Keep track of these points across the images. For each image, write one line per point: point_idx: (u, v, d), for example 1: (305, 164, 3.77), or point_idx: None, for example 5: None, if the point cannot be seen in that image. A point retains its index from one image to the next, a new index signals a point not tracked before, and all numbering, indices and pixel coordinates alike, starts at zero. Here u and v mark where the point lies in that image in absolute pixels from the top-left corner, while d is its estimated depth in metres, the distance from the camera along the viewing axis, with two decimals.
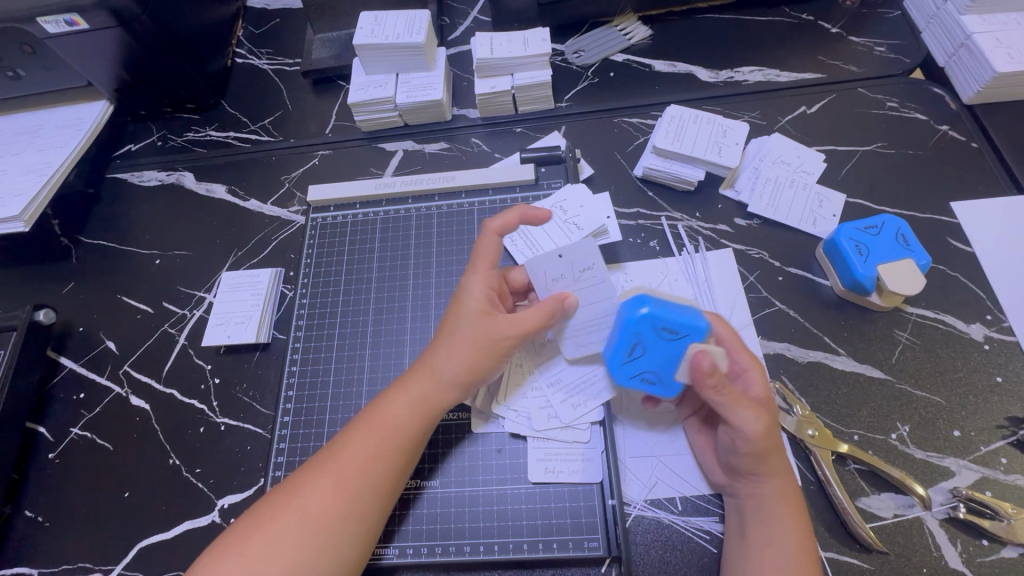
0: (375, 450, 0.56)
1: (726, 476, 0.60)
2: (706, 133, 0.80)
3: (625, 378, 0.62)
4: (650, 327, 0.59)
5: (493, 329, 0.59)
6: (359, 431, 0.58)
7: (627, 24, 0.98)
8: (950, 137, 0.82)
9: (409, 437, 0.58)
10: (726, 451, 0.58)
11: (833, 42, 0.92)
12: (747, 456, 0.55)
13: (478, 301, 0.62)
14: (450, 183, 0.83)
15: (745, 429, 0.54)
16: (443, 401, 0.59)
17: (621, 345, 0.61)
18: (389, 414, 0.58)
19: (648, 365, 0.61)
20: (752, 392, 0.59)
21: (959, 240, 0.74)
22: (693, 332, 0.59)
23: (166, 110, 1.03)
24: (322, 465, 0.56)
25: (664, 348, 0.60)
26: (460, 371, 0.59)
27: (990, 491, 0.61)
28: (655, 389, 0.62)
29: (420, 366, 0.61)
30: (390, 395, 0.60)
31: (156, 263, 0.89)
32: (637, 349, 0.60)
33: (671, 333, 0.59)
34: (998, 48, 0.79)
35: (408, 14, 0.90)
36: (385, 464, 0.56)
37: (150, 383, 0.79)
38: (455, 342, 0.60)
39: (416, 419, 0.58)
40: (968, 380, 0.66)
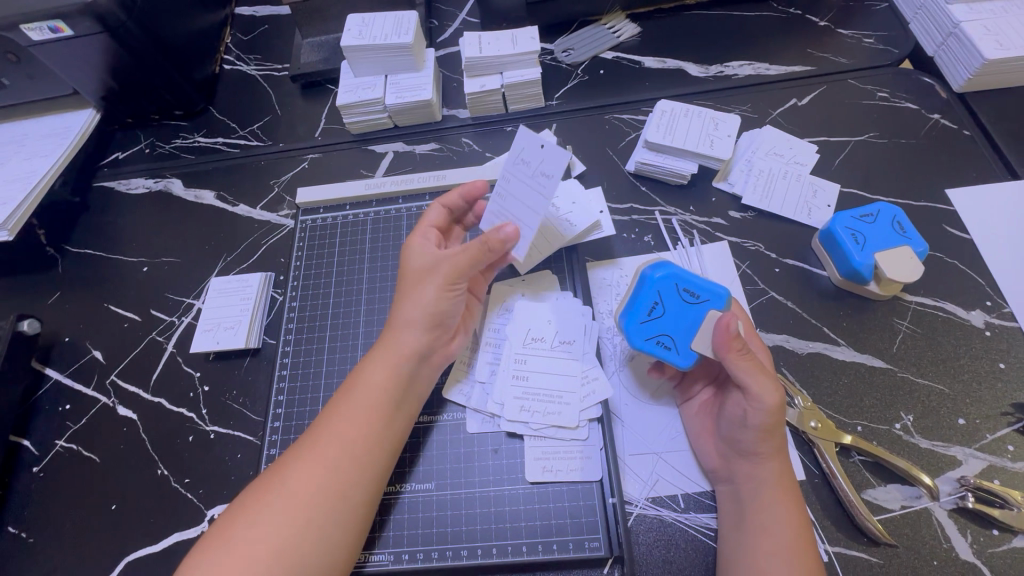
0: (358, 418, 0.57)
1: (723, 459, 0.59)
2: (698, 126, 0.79)
3: (642, 339, 0.61)
4: (672, 287, 0.62)
5: (441, 270, 0.62)
6: (340, 404, 0.59)
7: (616, 22, 0.98)
8: (941, 126, 0.81)
9: (383, 400, 0.58)
10: (733, 428, 0.57)
11: (821, 35, 0.92)
12: (757, 430, 0.55)
13: (426, 251, 0.65)
14: (440, 182, 0.82)
15: (763, 399, 0.54)
16: (411, 356, 0.60)
17: (641, 302, 0.62)
18: (364, 382, 0.59)
19: (667, 328, 0.60)
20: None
21: (955, 227, 0.73)
22: (715, 298, 0.61)
23: (154, 118, 1.02)
24: (307, 441, 0.57)
25: (685, 312, 0.61)
26: (420, 318, 0.61)
27: (998, 479, 0.59)
28: (670, 356, 0.60)
29: (390, 331, 0.62)
30: (366, 366, 0.61)
31: (143, 271, 0.88)
32: (657, 308, 0.61)
33: (692, 297, 0.61)
34: (986, 36, 0.79)
35: (396, 15, 0.89)
36: (365, 430, 0.57)
37: (137, 392, 0.78)
38: (412, 295, 0.62)
39: (389, 381, 0.59)
40: (970, 368, 0.65)
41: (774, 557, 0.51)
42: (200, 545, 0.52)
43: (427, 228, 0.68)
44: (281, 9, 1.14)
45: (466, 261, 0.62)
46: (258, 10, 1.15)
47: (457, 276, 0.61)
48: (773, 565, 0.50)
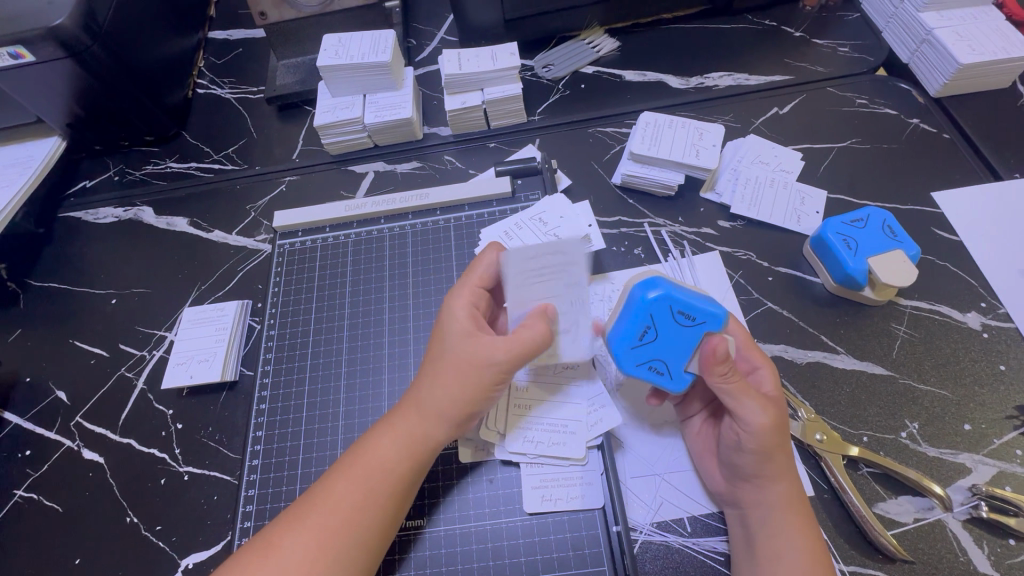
0: (367, 496, 0.52)
1: (728, 484, 0.56)
2: (683, 137, 0.78)
3: (634, 366, 0.57)
4: (666, 309, 0.55)
5: (482, 353, 0.54)
6: (344, 475, 0.53)
7: (595, 37, 0.98)
8: (921, 130, 0.82)
9: (399, 480, 0.53)
10: (729, 451, 0.54)
11: (797, 46, 0.93)
12: (754, 454, 0.52)
13: (469, 319, 0.57)
14: (423, 200, 0.80)
15: (752, 422, 0.51)
16: (434, 438, 0.55)
17: (630, 329, 0.56)
18: (376, 457, 0.54)
19: (660, 352, 0.56)
20: (763, 389, 0.55)
21: (943, 229, 0.73)
22: (714, 319, 0.55)
23: (124, 144, 0.98)
24: (303, 518, 0.51)
25: (680, 336, 0.55)
26: (449, 405, 0.54)
27: (1010, 486, 0.57)
28: (663, 381, 0.57)
29: (409, 402, 0.56)
30: (378, 434, 0.55)
31: (112, 303, 0.83)
32: (649, 333, 0.56)
33: (689, 319, 0.55)
34: (958, 42, 0.81)
35: (373, 33, 0.88)
36: (377, 509, 0.52)
37: (104, 434, 0.72)
38: (443, 373, 0.55)
39: (407, 457, 0.54)
40: (971, 371, 0.63)
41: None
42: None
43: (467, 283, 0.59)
44: (256, 32, 1.12)
45: (519, 344, 0.54)
46: (232, 33, 1.13)
47: (491, 364, 0.54)
48: None
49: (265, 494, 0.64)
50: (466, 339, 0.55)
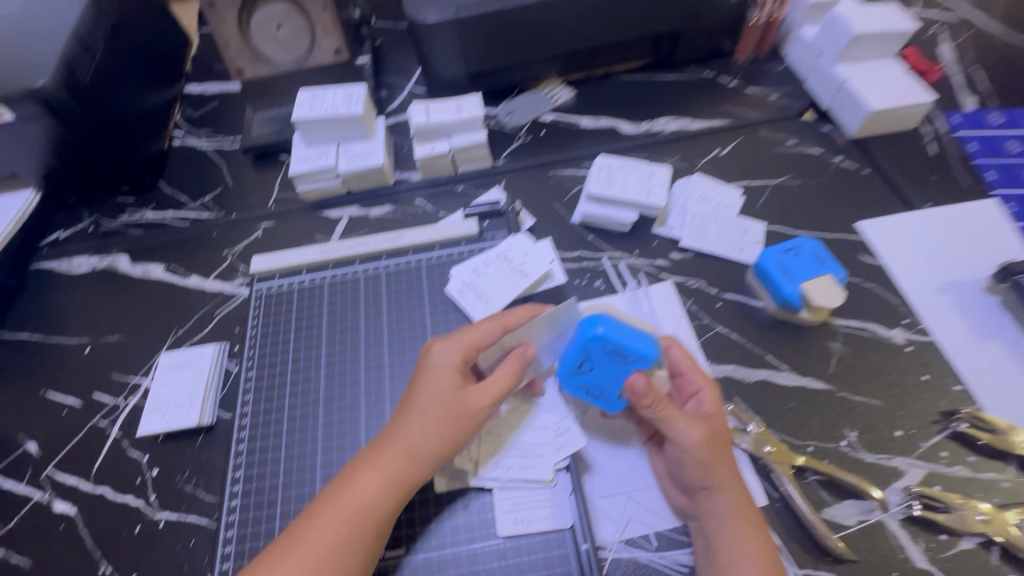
0: (349, 537, 0.54)
1: (685, 496, 0.60)
2: (633, 178, 0.86)
3: (573, 387, 0.64)
4: (601, 347, 0.60)
5: (468, 400, 0.59)
6: (324, 516, 0.55)
7: (552, 87, 1.07)
8: (844, 166, 0.92)
9: (379, 520, 0.56)
10: (677, 467, 0.59)
11: (733, 93, 1.04)
12: (696, 470, 0.57)
13: (452, 366, 0.60)
14: (396, 242, 0.84)
15: (685, 442, 0.57)
16: (416, 479, 0.58)
17: (570, 359, 0.62)
18: (359, 498, 0.56)
19: (596, 379, 0.63)
20: (701, 410, 0.60)
21: (867, 254, 0.81)
22: (642, 359, 0.60)
23: (99, 194, 1.01)
24: (284, 562, 0.52)
25: (614, 370, 0.61)
26: (434, 448, 0.58)
27: (939, 485, 0.63)
28: (597, 401, 0.65)
29: (390, 442, 0.58)
30: (359, 474, 0.57)
31: (85, 352, 0.84)
32: (587, 364, 0.62)
33: (621, 357, 0.60)
34: (868, 90, 0.92)
35: (346, 91, 0.93)
36: (359, 548, 0.54)
37: (77, 484, 0.72)
38: (429, 417, 0.58)
39: (389, 497, 0.56)
40: (899, 381, 0.70)
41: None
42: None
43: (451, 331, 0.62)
44: (231, 86, 1.18)
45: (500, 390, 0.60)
46: (208, 87, 1.18)
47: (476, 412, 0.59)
48: None
49: (245, 535, 0.65)
50: (454, 385, 0.59)
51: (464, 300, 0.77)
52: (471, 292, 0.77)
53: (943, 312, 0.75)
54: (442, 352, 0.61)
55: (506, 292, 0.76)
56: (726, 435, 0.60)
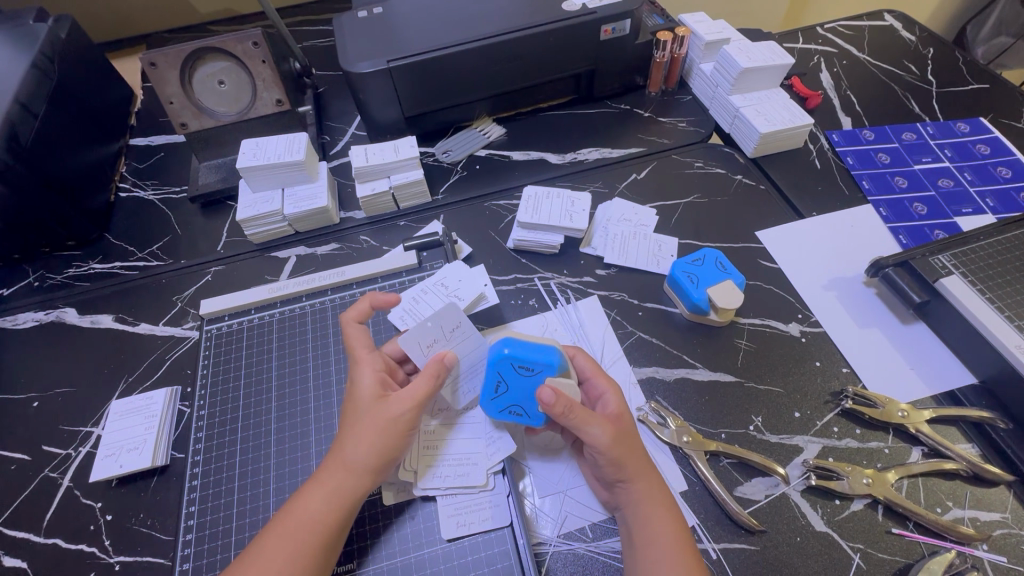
0: (298, 548, 0.58)
1: (608, 491, 0.66)
2: (558, 204, 0.94)
3: (495, 413, 0.68)
4: (509, 365, 0.67)
5: (389, 410, 0.64)
6: (273, 534, 0.59)
7: (484, 125, 1.16)
8: (743, 183, 1.03)
9: (327, 531, 0.60)
10: (597, 466, 0.65)
11: (647, 123, 1.15)
12: (608, 465, 0.63)
13: (374, 386, 0.67)
14: (340, 277, 0.90)
15: (597, 440, 0.62)
16: (357, 488, 0.62)
17: (487, 385, 0.67)
18: (305, 513, 0.60)
19: (514, 399, 0.68)
20: (608, 411, 0.67)
21: (766, 259, 0.92)
22: (549, 367, 0.66)
23: (44, 251, 1.02)
24: None
25: (526, 384, 0.67)
26: (368, 458, 0.62)
27: (833, 457, 0.72)
28: (523, 421, 0.68)
29: (332, 458, 0.64)
30: (306, 492, 0.62)
31: (33, 406, 0.85)
32: (501, 386, 0.67)
33: (528, 370, 0.67)
34: (758, 116, 1.05)
35: (288, 137, 1.00)
36: (307, 562, 0.58)
37: (27, 538, 0.73)
38: (360, 430, 0.64)
39: (331, 511, 0.61)
40: (797, 369, 0.80)
41: (664, 565, 0.58)
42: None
43: (371, 355, 0.70)
44: (177, 137, 1.22)
45: (419, 393, 0.65)
46: (154, 139, 1.22)
47: (398, 417, 0.64)
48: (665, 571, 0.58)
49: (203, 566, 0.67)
50: (376, 399, 0.66)
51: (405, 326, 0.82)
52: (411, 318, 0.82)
53: (831, 305, 0.86)
54: (365, 372, 0.68)
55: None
56: (631, 429, 0.66)
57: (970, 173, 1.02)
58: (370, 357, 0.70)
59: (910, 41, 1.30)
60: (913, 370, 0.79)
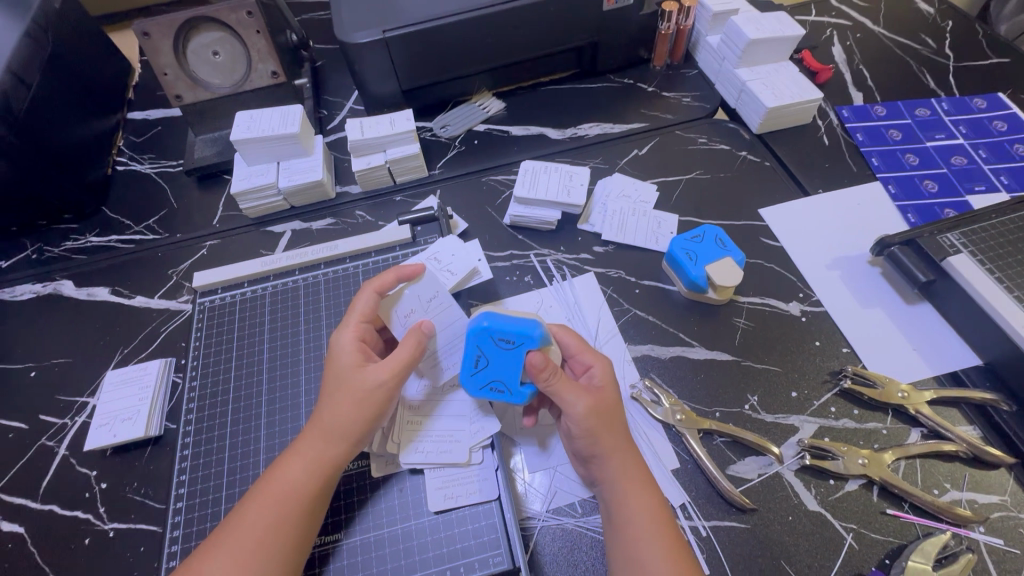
0: (278, 516, 0.58)
1: (587, 468, 0.65)
2: (556, 179, 0.92)
3: (477, 389, 0.67)
4: (488, 338, 0.65)
5: (367, 379, 0.63)
6: (254, 503, 0.59)
7: (484, 100, 1.14)
8: (748, 160, 1.01)
9: (308, 498, 0.60)
10: (571, 438, 0.65)
11: (650, 98, 1.12)
12: (581, 437, 0.62)
13: (353, 353, 0.65)
14: (334, 251, 0.89)
15: (573, 410, 0.62)
16: (337, 455, 0.62)
17: (466, 359, 0.66)
18: (284, 481, 0.60)
19: (495, 374, 0.66)
20: (593, 383, 0.66)
21: (768, 238, 0.90)
22: (529, 340, 0.65)
23: (42, 223, 1.02)
24: (218, 549, 0.56)
25: (507, 358, 0.65)
26: (347, 427, 0.62)
27: (829, 437, 0.70)
28: (506, 398, 0.66)
29: (311, 427, 0.63)
30: (285, 461, 0.62)
31: (30, 375, 0.86)
32: (481, 360, 0.66)
33: (509, 343, 0.65)
34: (765, 90, 1.01)
35: (282, 109, 0.98)
36: (289, 528, 0.58)
37: (24, 504, 0.74)
38: (338, 399, 0.63)
39: (312, 480, 0.60)
40: (796, 349, 0.78)
41: (639, 541, 0.58)
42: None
43: (353, 321, 0.67)
44: (174, 111, 1.21)
45: (400, 362, 0.64)
46: (151, 113, 1.21)
47: (377, 387, 0.63)
48: (639, 548, 0.57)
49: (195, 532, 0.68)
50: (353, 367, 0.64)
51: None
52: None
53: (833, 285, 0.84)
54: (343, 338, 0.67)
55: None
56: (615, 404, 0.65)
57: (985, 150, 0.99)
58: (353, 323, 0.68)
59: (928, 14, 1.25)
60: (916, 351, 0.77)
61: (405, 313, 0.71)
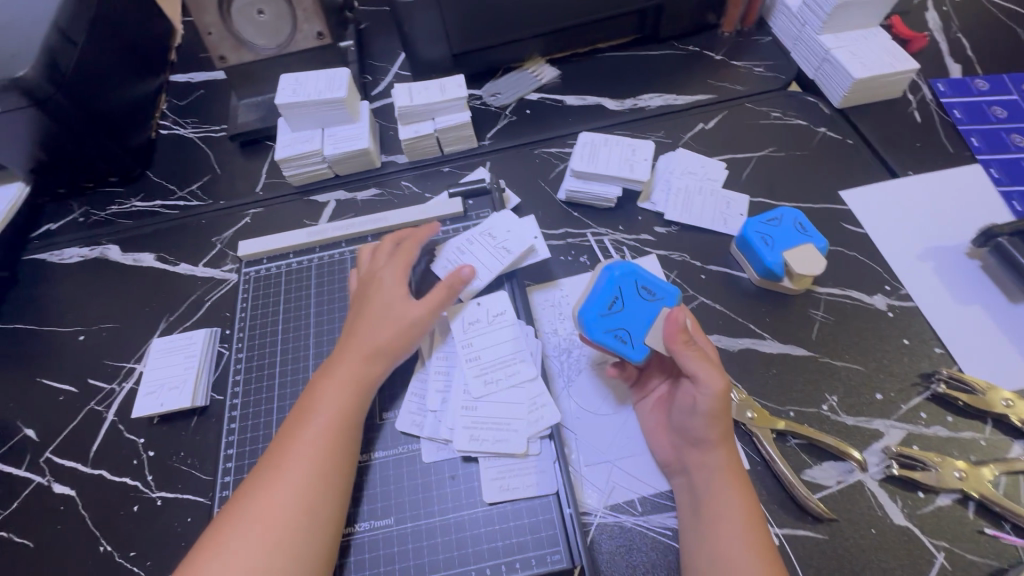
0: (319, 436, 0.60)
1: (680, 453, 0.61)
2: (617, 153, 0.86)
3: (601, 332, 0.65)
4: (632, 284, 0.67)
5: (405, 313, 0.67)
6: (297, 424, 0.61)
7: (537, 66, 1.07)
8: (828, 137, 0.92)
9: (346, 417, 0.61)
10: (684, 415, 0.60)
11: (718, 67, 1.03)
12: (705, 416, 0.58)
13: (389, 287, 0.69)
14: (381, 223, 0.85)
15: (710, 384, 0.58)
16: (372, 374, 0.65)
17: (602, 298, 0.66)
18: (324, 401, 0.62)
19: (624, 321, 0.66)
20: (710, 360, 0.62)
21: (851, 223, 0.82)
22: (668, 297, 0.67)
23: (88, 186, 1.01)
24: (264, 472, 0.58)
25: (641, 309, 0.66)
26: (382, 349, 0.65)
27: (918, 445, 0.64)
28: (624, 348, 0.65)
29: (348, 351, 0.66)
30: (323, 383, 0.64)
31: (78, 339, 0.85)
32: (616, 304, 0.66)
33: (648, 294, 0.67)
34: (852, 59, 0.91)
35: (328, 72, 0.93)
36: (330, 447, 0.59)
37: (75, 467, 0.74)
38: (375, 326, 0.66)
39: (351, 400, 0.63)
40: (881, 347, 0.71)
41: (732, 538, 0.54)
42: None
43: (388, 262, 0.72)
44: (217, 74, 1.17)
45: (434, 300, 0.68)
46: (193, 76, 1.18)
47: (414, 321, 0.67)
48: (733, 546, 0.53)
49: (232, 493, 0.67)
50: (392, 300, 0.68)
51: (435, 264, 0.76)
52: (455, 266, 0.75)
53: (924, 278, 0.76)
54: (385, 276, 0.71)
55: (484, 264, 0.75)
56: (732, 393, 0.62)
57: None
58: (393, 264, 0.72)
59: None
60: (1019, 355, 0.69)
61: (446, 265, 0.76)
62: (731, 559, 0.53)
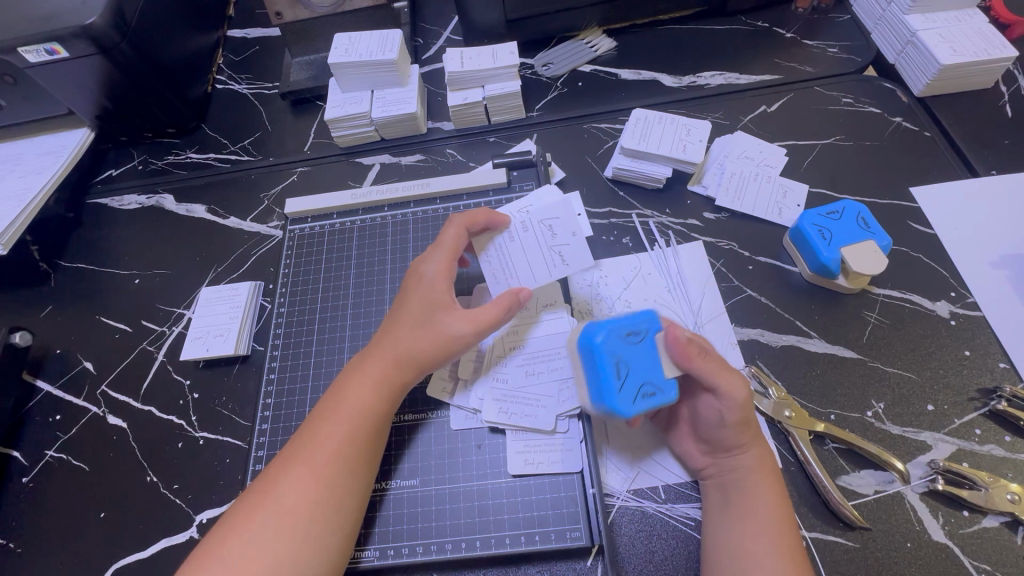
0: (349, 435, 0.58)
1: (707, 456, 0.60)
2: (671, 132, 0.82)
3: (630, 405, 0.55)
4: (613, 338, 0.58)
5: (449, 326, 0.62)
6: (326, 420, 0.59)
7: (593, 37, 1.02)
8: (903, 127, 0.85)
9: (376, 417, 0.60)
10: (709, 428, 0.58)
11: (788, 46, 0.97)
12: (735, 426, 0.55)
13: (438, 288, 0.64)
14: (425, 189, 0.85)
15: (733, 395, 0.55)
16: (405, 379, 0.62)
17: (603, 372, 0.57)
18: (354, 399, 0.60)
19: (640, 377, 0.56)
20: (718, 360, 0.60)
21: (919, 223, 0.76)
22: (650, 322, 0.59)
23: (148, 136, 1.04)
24: (292, 463, 0.57)
25: (641, 352, 0.57)
26: (421, 359, 0.61)
27: (967, 462, 0.61)
28: (659, 400, 0.56)
29: (381, 349, 0.63)
30: (354, 380, 0.62)
31: (134, 282, 0.90)
32: (621, 367, 0.57)
33: (633, 335, 0.58)
34: (942, 43, 0.83)
35: (381, 33, 0.92)
36: (361, 445, 0.59)
37: (127, 402, 0.79)
38: (416, 332, 0.62)
39: (383, 401, 0.61)
40: (937, 356, 0.67)
41: (760, 536, 0.53)
42: (182, 569, 0.53)
43: (443, 253, 0.65)
44: (272, 31, 1.18)
45: (486, 317, 0.62)
46: (249, 31, 1.19)
47: (458, 337, 0.62)
48: (761, 545, 0.52)
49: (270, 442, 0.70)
50: (436, 306, 0.63)
51: (483, 256, 0.68)
52: (500, 258, 0.67)
53: (995, 287, 0.71)
54: (432, 270, 0.65)
55: (534, 273, 0.66)
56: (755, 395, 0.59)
57: None
58: (443, 258, 0.65)
59: None
60: None
61: (490, 260, 0.67)
62: (755, 558, 0.51)
